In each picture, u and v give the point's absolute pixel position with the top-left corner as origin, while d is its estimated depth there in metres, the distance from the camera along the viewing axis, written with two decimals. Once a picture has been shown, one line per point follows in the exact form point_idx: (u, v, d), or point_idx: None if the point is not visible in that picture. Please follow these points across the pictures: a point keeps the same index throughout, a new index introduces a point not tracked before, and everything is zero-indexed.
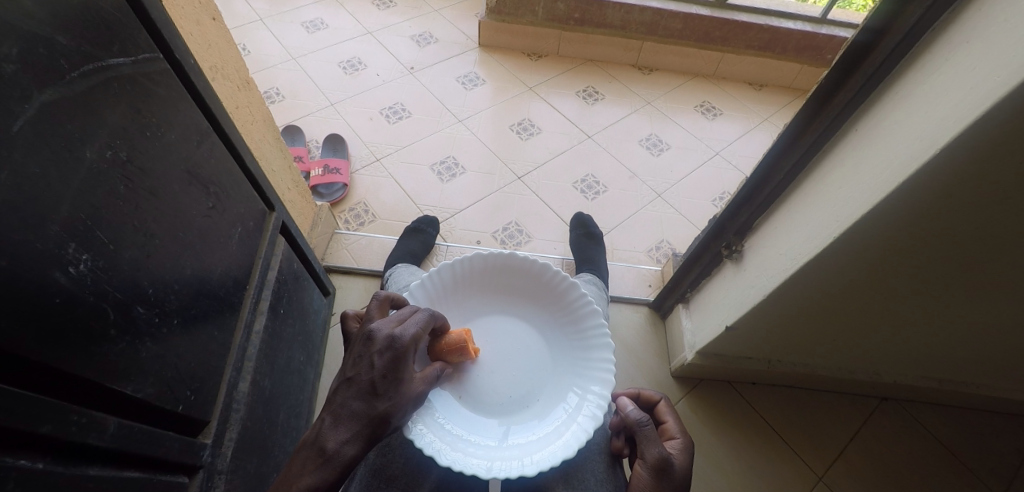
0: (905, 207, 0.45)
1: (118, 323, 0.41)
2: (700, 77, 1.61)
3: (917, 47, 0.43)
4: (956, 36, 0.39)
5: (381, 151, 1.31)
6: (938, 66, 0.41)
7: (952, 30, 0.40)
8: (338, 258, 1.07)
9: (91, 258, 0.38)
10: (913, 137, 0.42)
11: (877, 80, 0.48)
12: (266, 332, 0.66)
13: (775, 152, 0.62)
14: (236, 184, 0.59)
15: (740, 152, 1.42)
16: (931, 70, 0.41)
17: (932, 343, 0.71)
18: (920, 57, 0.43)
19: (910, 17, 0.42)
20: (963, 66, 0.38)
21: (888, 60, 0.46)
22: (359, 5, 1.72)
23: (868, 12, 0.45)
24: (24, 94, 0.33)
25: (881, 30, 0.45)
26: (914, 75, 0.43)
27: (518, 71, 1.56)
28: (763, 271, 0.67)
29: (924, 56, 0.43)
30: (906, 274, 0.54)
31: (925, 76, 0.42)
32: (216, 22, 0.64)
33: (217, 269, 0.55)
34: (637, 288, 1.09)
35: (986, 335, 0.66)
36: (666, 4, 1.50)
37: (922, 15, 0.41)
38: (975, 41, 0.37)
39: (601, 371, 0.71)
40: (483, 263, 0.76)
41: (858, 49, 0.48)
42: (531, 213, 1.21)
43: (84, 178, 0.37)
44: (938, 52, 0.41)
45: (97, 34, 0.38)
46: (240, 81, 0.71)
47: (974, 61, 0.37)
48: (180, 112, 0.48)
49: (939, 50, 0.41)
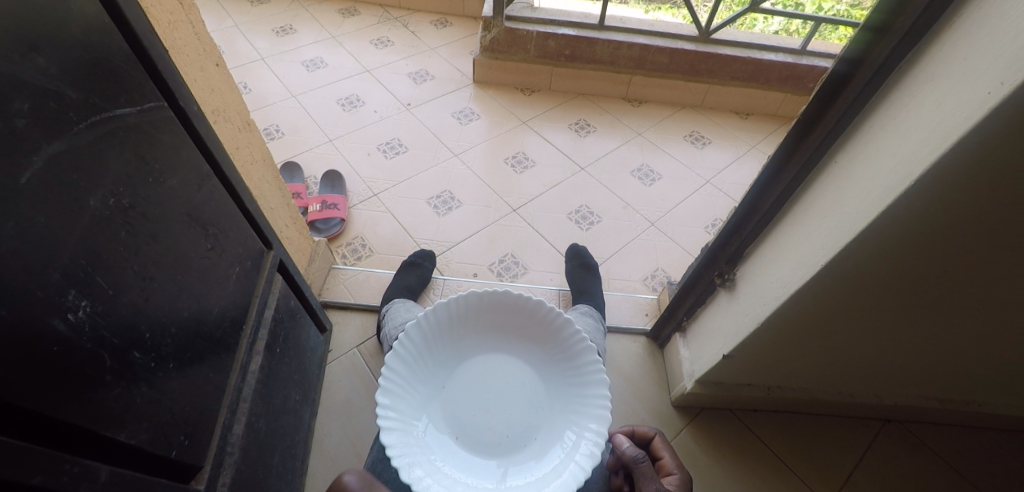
0: (889, 234, 0.46)
1: (115, 369, 0.41)
2: (689, 107, 1.66)
3: (893, 78, 0.45)
4: (927, 68, 0.41)
5: (378, 187, 1.33)
6: (912, 98, 0.42)
7: (924, 62, 0.41)
8: (335, 294, 1.07)
9: (89, 304, 0.38)
10: (892, 166, 0.43)
11: (857, 109, 0.49)
12: (262, 372, 0.66)
13: (764, 180, 0.64)
14: (235, 225, 0.60)
15: (731, 180, 1.45)
16: (907, 101, 0.43)
17: (931, 365, 0.71)
18: (897, 88, 0.45)
19: (884, 51, 0.44)
20: (933, 99, 0.40)
21: (866, 91, 0.47)
22: (357, 44, 1.77)
23: (844, 45, 0.47)
24: (32, 147, 0.34)
25: (859, 61, 0.47)
26: (891, 105, 0.45)
27: (511, 105, 1.60)
28: (756, 298, 0.68)
29: (899, 87, 0.44)
30: (897, 299, 0.55)
31: (901, 106, 0.44)
32: (219, 67, 0.67)
33: (213, 309, 0.55)
34: (634, 317, 1.09)
35: (983, 353, 0.66)
36: (651, 39, 1.54)
37: (896, 48, 0.43)
38: (944, 73, 0.39)
39: (598, 408, 0.69)
40: (477, 301, 0.76)
41: (837, 80, 0.50)
42: (527, 245, 1.23)
43: (86, 226, 0.38)
44: (912, 82, 0.43)
45: (104, 86, 0.40)
46: (242, 123, 0.73)
47: (943, 92, 0.39)
48: (183, 158, 0.50)
49: (914, 81, 0.42)
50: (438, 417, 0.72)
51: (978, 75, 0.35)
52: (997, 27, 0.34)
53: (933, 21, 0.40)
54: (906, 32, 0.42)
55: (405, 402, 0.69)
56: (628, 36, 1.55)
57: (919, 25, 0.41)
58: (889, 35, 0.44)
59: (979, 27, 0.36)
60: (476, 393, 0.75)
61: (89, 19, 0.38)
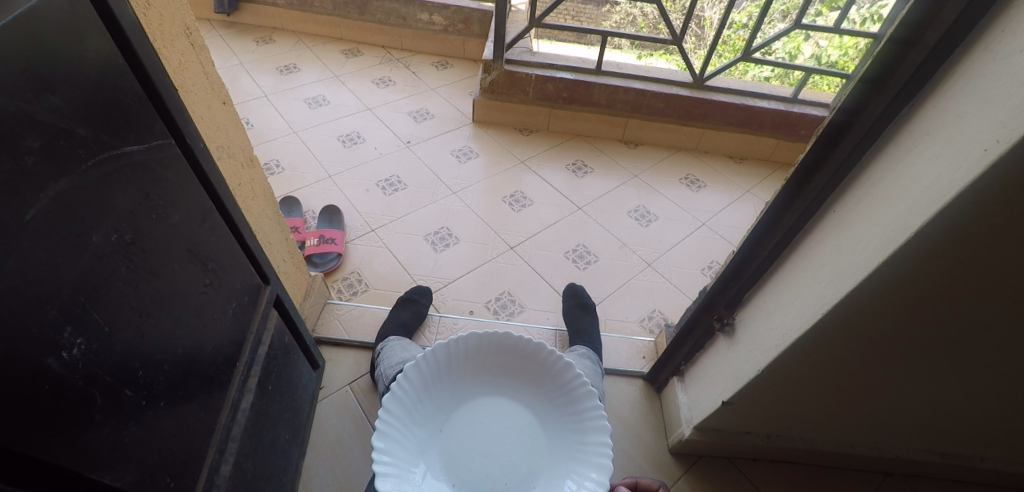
0: (888, 283, 0.46)
1: (105, 409, 0.40)
2: (683, 151, 1.71)
3: (887, 133, 0.47)
4: (923, 122, 0.43)
5: (376, 222, 1.34)
6: (909, 150, 0.44)
7: (920, 117, 0.44)
8: (328, 329, 1.06)
9: (85, 341, 0.38)
10: (891, 217, 0.45)
11: (856, 158, 0.51)
12: (252, 411, 0.64)
13: (763, 226, 0.65)
14: (234, 260, 0.60)
15: (726, 223, 1.47)
16: (904, 153, 0.45)
17: (932, 416, 0.70)
18: (894, 139, 0.46)
19: (882, 103, 0.47)
20: (930, 153, 0.41)
21: (864, 140, 0.49)
22: (361, 83, 1.83)
23: (841, 97, 0.50)
24: (41, 184, 0.34)
25: (856, 112, 0.49)
26: (889, 155, 0.47)
27: (511, 145, 1.64)
28: (756, 344, 0.68)
29: (896, 139, 0.46)
30: (898, 349, 0.55)
31: (899, 157, 0.45)
32: (226, 105, 0.68)
33: (207, 346, 0.54)
34: (632, 360, 1.08)
35: (980, 406, 0.65)
36: (647, 85, 1.60)
37: (891, 102, 0.46)
38: (939, 128, 0.41)
39: (599, 456, 0.69)
40: (477, 342, 0.76)
41: (836, 129, 0.52)
42: (524, 284, 1.23)
43: (87, 262, 0.38)
44: (909, 135, 0.44)
45: (114, 125, 0.40)
46: (245, 159, 0.74)
47: (940, 146, 0.40)
48: (187, 194, 0.50)
49: (909, 135, 0.44)
50: (435, 464, 0.70)
51: (975, 131, 0.37)
52: (990, 86, 0.36)
53: (930, 75, 0.43)
54: (904, 84, 0.44)
55: (401, 447, 0.67)
56: (625, 81, 1.60)
57: (917, 79, 0.43)
58: (884, 90, 0.46)
59: (973, 86, 0.38)
60: (474, 439, 0.73)
61: (104, 60, 0.39)
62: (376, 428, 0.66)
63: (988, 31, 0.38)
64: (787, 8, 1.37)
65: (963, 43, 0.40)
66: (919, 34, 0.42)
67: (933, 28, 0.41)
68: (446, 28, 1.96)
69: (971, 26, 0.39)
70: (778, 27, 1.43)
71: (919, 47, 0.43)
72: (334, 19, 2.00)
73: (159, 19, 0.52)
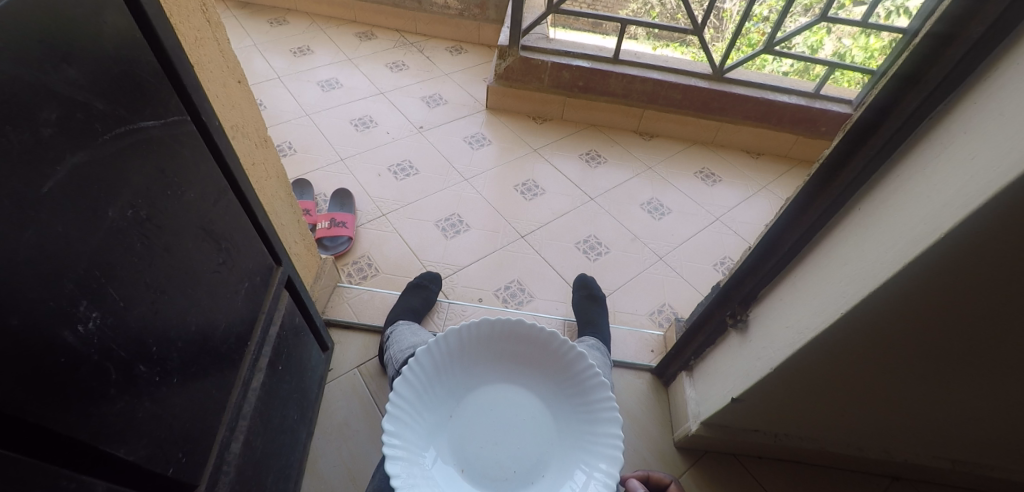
0: (913, 284, 0.45)
1: (119, 383, 0.40)
2: (698, 144, 1.68)
3: (918, 132, 0.46)
4: (960, 120, 0.41)
5: (387, 207, 1.33)
6: (943, 148, 0.43)
7: (956, 115, 0.42)
8: (338, 312, 1.07)
9: (100, 316, 0.38)
10: (920, 218, 0.43)
11: (885, 156, 0.49)
12: (262, 390, 0.65)
13: (784, 221, 0.64)
14: (248, 240, 0.60)
15: (740, 218, 1.45)
16: (937, 152, 0.43)
17: (946, 421, 0.69)
18: (927, 137, 0.45)
19: (915, 99, 0.45)
20: (965, 152, 0.40)
21: (894, 137, 0.48)
22: (375, 67, 1.81)
23: (873, 91, 0.48)
24: (58, 157, 0.34)
25: (888, 108, 0.47)
26: (921, 154, 0.45)
27: (524, 134, 1.62)
28: (769, 343, 0.67)
29: (929, 137, 0.45)
30: (919, 352, 0.54)
31: (932, 156, 0.44)
32: (242, 84, 0.68)
33: (220, 324, 0.54)
34: (640, 353, 1.08)
35: (995, 415, 0.64)
36: (665, 76, 1.57)
37: (925, 98, 0.44)
38: (977, 126, 0.39)
39: (609, 447, 0.68)
40: (490, 329, 0.75)
41: (865, 126, 0.50)
42: (534, 273, 1.22)
43: (103, 237, 0.38)
44: (944, 133, 0.43)
45: (130, 98, 0.40)
46: (259, 139, 0.74)
47: (976, 146, 0.39)
48: (202, 173, 0.50)
49: (943, 133, 0.43)
50: (444, 448, 0.70)
51: (1014, 132, 0.35)
52: None
53: (970, 71, 0.41)
54: (942, 81, 0.43)
55: (410, 431, 0.67)
56: (642, 71, 1.57)
57: (956, 75, 0.42)
58: (919, 85, 0.44)
59: (1015, 83, 0.36)
60: (483, 425, 0.73)
61: (121, 33, 0.39)
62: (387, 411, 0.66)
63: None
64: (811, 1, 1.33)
65: (1006, 39, 0.38)
66: (961, 27, 0.40)
67: (976, 20, 0.39)
68: (462, 13, 1.93)
69: (1017, 20, 0.37)
70: (800, 21, 1.39)
71: (960, 42, 0.41)
72: (349, 0, 1.98)
73: None
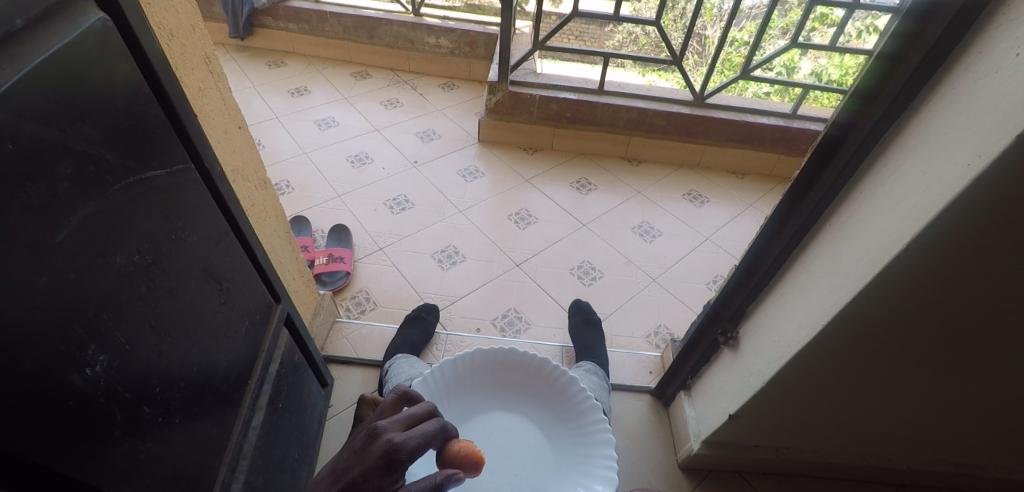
0: (887, 295, 0.47)
1: (124, 424, 0.41)
2: (686, 167, 1.73)
3: (876, 149, 0.49)
4: (912, 137, 0.44)
5: (384, 240, 1.36)
6: (899, 163, 0.45)
7: (909, 132, 0.45)
8: (337, 348, 1.07)
9: (106, 359, 0.39)
10: (883, 231, 0.46)
11: (849, 172, 0.52)
12: (263, 428, 0.65)
13: (764, 237, 0.66)
14: (248, 279, 0.61)
15: (730, 237, 1.48)
16: (894, 166, 0.46)
17: (941, 429, 0.69)
18: (885, 152, 0.48)
19: (873, 117, 0.48)
20: (918, 167, 0.43)
21: (855, 155, 0.51)
22: (369, 105, 1.87)
23: (836, 110, 0.51)
24: (72, 208, 0.36)
25: (849, 126, 0.50)
26: (882, 168, 0.48)
27: (515, 164, 1.67)
28: (759, 358, 0.68)
29: (888, 153, 0.47)
30: (902, 359, 0.55)
31: (890, 170, 0.47)
32: (242, 129, 0.71)
33: (221, 363, 0.55)
34: (638, 375, 1.08)
35: (985, 414, 0.64)
36: (649, 103, 1.62)
37: (881, 117, 0.47)
38: (926, 144, 0.42)
39: (603, 466, 0.72)
40: (483, 360, 0.81)
41: (830, 142, 0.53)
42: (530, 301, 1.23)
43: (111, 281, 0.39)
44: (899, 148, 0.46)
45: (139, 151, 0.42)
46: (259, 181, 0.77)
47: (928, 161, 0.42)
48: (205, 216, 0.52)
49: (898, 150, 0.46)
50: None
51: (958, 147, 0.38)
52: (972, 103, 0.38)
53: (918, 90, 0.44)
54: (892, 99, 0.45)
55: None
56: (627, 100, 1.62)
57: (905, 93, 0.45)
58: (874, 105, 0.47)
59: (957, 102, 0.39)
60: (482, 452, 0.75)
61: (133, 91, 0.42)
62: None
63: (970, 49, 0.39)
64: (785, 24, 1.40)
65: (948, 59, 0.41)
66: (907, 51, 0.43)
67: (917, 46, 0.42)
68: (452, 51, 2.01)
69: (953, 43, 0.40)
70: (777, 44, 1.45)
71: (906, 63, 0.44)
72: (343, 44, 2.06)
73: (180, 49, 0.56)
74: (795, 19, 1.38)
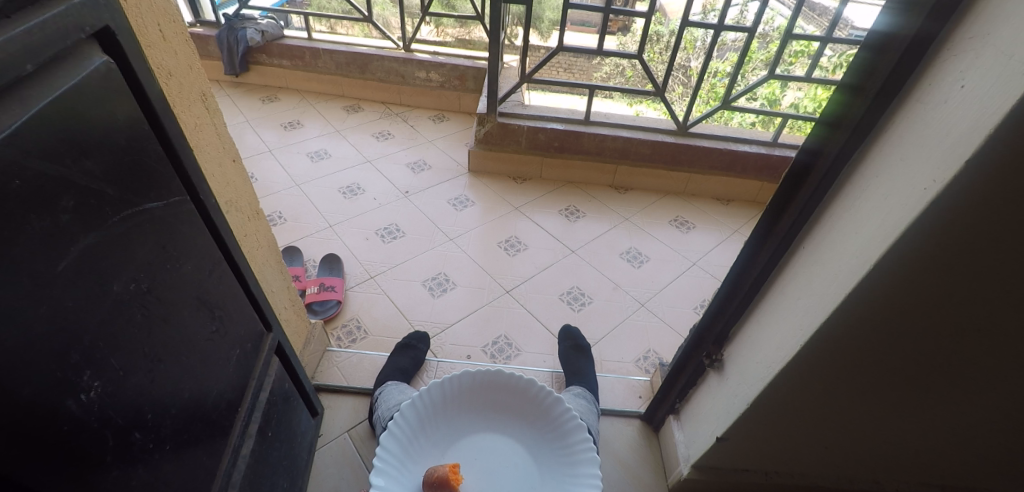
0: (857, 315, 0.49)
1: (115, 450, 0.42)
2: (671, 195, 1.77)
3: (843, 174, 0.52)
4: (874, 163, 0.47)
5: (375, 269, 1.37)
6: (863, 188, 0.48)
7: (870, 159, 0.48)
8: (327, 377, 1.07)
9: (100, 385, 0.40)
10: (852, 252, 0.48)
11: (819, 196, 0.55)
12: (251, 457, 0.65)
13: (745, 258, 0.69)
14: (240, 307, 0.62)
15: (716, 262, 1.51)
16: (859, 191, 0.49)
17: (930, 456, 0.69)
18: (850, 178, 0.51)
19: (836, 144, 0.51)
20: (880, 193, 0.46)
21: (824, 180, 0.54)
22: (361, 137, 1.92)
23: (806, 137, 0.55)
24: (72, 240, 0.37)
25: (818, 152, 0.54)
26: (848, 193, 0.51)
27: (505, 193, 1.70)
28: (743, 378, 0.70)
29: (853, 179, 0.51)
30: (881, 380, 0.57)
31: (855, 195, 0.50)
32: (236, 162, 0.74)
33: (212, 391, 0.56)
34: (628, 400, 1.09)
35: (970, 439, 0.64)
36: (634, 133, 1.68)
37: (845, 144, 0.50)
38: (886, 170, 0.45)
39: (588, 485, 0.75)
40: (471, 381, 0.85)
41: (800, 168, 0.56)
42: (520, 327, 1.25)
43: (106, 309, 0.41)
44: (863, 174, 0.49)
45: (138, 185, 0.44)
46: (252, 212, 0.79)
47: (889, 186, 0.44)
48: (199, 246, 0.53)
49: (863, 175, 0.49)
50: None
51: (916, 174, 0.41)
52: (926, 130, 0.41)
53: (877, 118, 0.47)
54: (854, 127, 0.49)
55: (398, 483, 0.74)
56: (612, 130, 1.68)
57: (866, 121, 0.48)
58: (838, 133, 0.51)
59: (911, 131, 0.43)
60: (471, 473, 0.79)
61: (133, 127, 0.43)
62: (375, 460, 0.72)
63: (920, 81, 0.42)
64: (766, 56, 1.49)
65: (902, 90, 0.45)
66: (865, 82, 0.47)
67: (874, 78, 0.46)
68: (442, 85, 2.08)
69: (906, 75, 0.44)
70: (758, 75, 1.54)
71: (865, 92, 0.47)
72: (336, 78, 2.12)
73: (178, 87, 0.59)
74: (774, 51, 1.47)
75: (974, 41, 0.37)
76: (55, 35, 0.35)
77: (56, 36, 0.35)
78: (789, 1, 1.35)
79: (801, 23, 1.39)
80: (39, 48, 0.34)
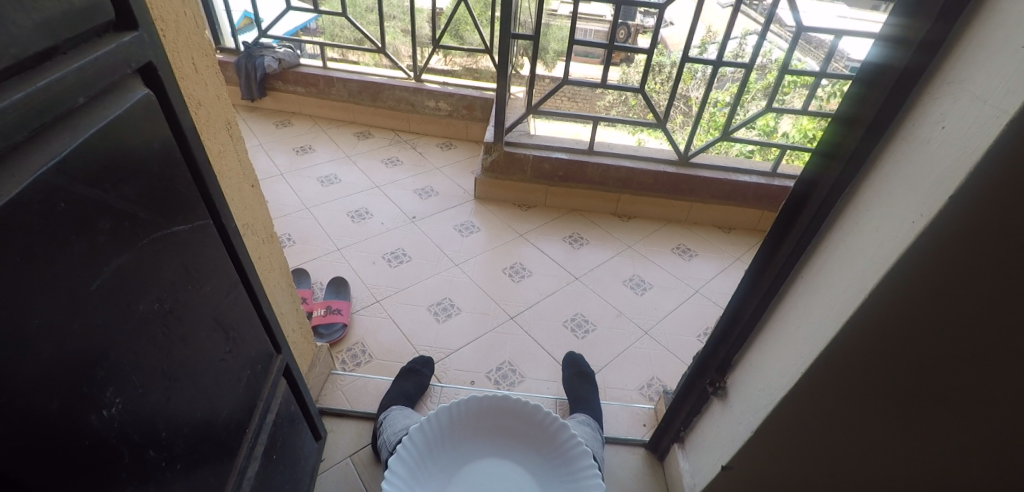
0: (856, 343, 0.50)
1: (130, 466, 0.43)
2: (674, 222, 1.79)
3: (838, 204, 0.54)
4: (866, 194, 0.49)
5: (381, 293, 1.39)
6: (857, 219, 0.50)
7: (863, 191, 0.50)
8: (331, 400, 1.07)
9: (121, 401, 0.42)
10: (848, 282, 0.50)
11: (815, 226, 0.57)
12: (256, 479, 0.66)
13: (747, 283, 0.70)
14: (252, 329, 0.64)
15: (718, 289, 1.52)
16: (853, 222, 0.51)
17: None
18: (846, 208, 0.53)
19: (832, 175, 0.53)
20: (873, 224, 0.47)
21: (821, 209, 0.56)
22: (371, 164, 1.96)
23: (803, 168, 0.57)
24: (106, 260, 0.39)
25: (814, 183, 0.56)
26: (842, 224, 0.53)
27: (510, 220, 1.73)
28: (747, 406, 0.70)
29: (846, 210, 0.53)
30: (884, 411, 0.57)
31: (849, 225, 0.52)
32: (254, 187, 0.76)
33: (222, 411, 0.57)
34: (632, 428, 1.08)
35: None
36: (637, 163, 1.72)
37: (840, 173, 0.52)
38: (877, 203, 0.47)
39: None
40: (478, 406, 0.85)
41: (799, 199, 0.58)
42: (524, 354, 1.25)
43: (133, 327, 0.42)
44: (857, 205, 0.51)
45: (167, 209, 0.46)
46: (266, 235, 0.81)
47: (880, 218, 0.46)
48: (219, 268, 0.55)
49: (857, 205, 0.51)
50: None
51: (904, 207, 0.43)
52: (912, 165, 0.43)
53: (869, 152, 0.50)
54: (848, 159, 0.51)
55: None
56: (616, 159, 1.72)
57: (859, 154, 0.50)
58: (833, 164, 0.53)
59: (899, 166, 0.45)
60: None
61: (167, 155, 0.46)
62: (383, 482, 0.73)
63: (908, 118, 0.45)
64: (764, 86, 1.53)
65: (891, 125, 0.47)
66: (857, 117, 0.49)
67: (864, 112, 0.48)
68: (451, 114, 2.14)
69: (894, 111, 0.46)
70: (757, 105, 1.58)
71: (857, 126, 0.50)
72: (348, 105, 2.19)
73: (206, 116, 0.62)
74: (771, 82, 1.52)
75: (951, 85, 0.40)
76: (106, 70, 0.38)
77: (105, 71, 0.38)
78: (785, 34, 1.41)
79: (797, 55, 1.44)
80: (91, 82, 0.36)
